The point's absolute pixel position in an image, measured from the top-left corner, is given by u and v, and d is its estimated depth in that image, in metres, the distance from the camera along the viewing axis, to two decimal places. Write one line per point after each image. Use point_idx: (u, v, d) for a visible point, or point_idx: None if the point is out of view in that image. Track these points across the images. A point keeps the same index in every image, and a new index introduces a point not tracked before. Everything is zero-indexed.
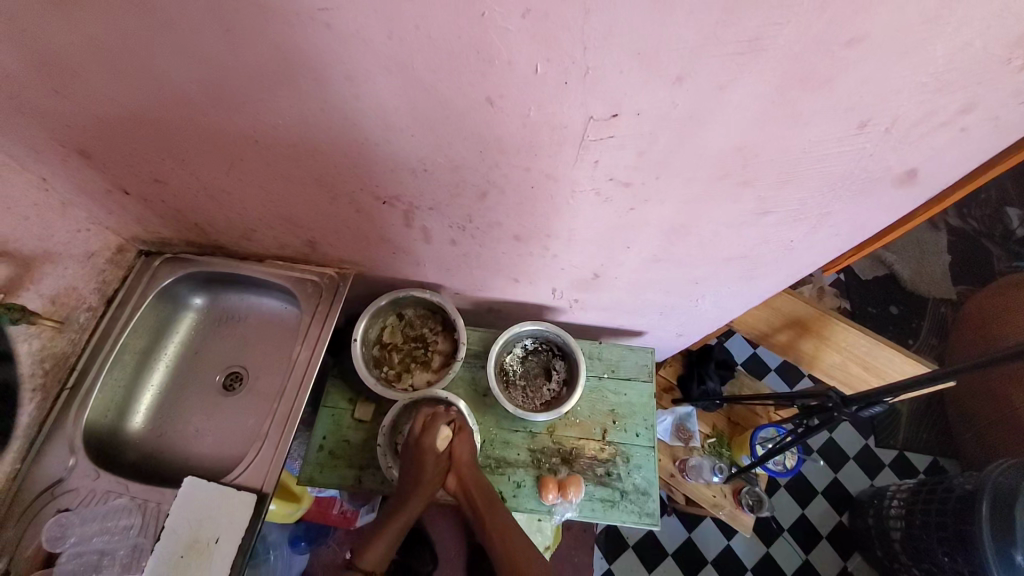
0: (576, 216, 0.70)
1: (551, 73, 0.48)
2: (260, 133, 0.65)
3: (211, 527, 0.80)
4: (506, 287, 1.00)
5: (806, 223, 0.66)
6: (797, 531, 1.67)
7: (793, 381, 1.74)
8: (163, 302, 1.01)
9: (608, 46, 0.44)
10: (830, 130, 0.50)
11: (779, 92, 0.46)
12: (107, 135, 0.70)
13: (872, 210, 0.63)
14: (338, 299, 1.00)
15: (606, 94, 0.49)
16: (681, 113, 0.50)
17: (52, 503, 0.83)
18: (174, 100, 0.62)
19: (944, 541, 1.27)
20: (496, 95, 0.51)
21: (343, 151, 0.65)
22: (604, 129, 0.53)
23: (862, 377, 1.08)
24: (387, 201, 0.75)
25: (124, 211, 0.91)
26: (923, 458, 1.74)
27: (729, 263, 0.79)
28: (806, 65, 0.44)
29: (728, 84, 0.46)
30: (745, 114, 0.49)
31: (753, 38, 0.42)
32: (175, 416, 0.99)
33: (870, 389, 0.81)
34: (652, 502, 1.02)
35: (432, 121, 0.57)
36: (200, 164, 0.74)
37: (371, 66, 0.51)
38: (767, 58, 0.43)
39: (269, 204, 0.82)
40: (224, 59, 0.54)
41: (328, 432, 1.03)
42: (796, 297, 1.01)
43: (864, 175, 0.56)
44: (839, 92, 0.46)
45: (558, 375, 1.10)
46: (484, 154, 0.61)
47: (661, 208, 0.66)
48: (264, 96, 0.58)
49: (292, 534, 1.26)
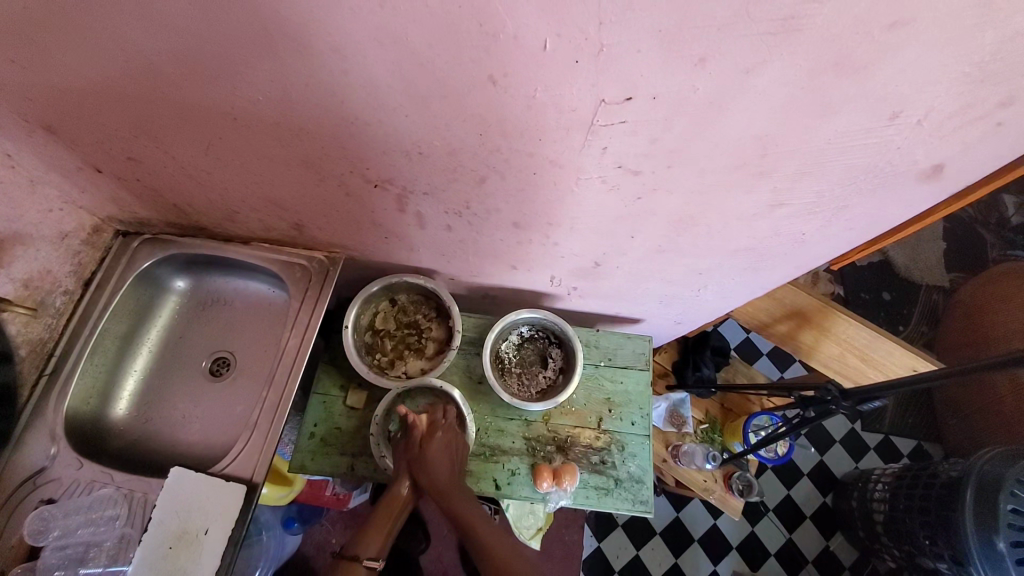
0: (579, 204, 0.67)
1: (561, 50, 0.43)
2: (239, 108, 0.60)
3: (200, 518, 0.78)
4: (502, 274, 0.97)
5: (821, 217, 0.63)
6: (781, 511, 1.71)
7: (783, 366, 1.76)
8: (144, 285, 0.97)
9: (628, 21, 0.39)
10: (859, 120, 0.47)
11: (810, 77, 0.43)
12: (74, 110, 0.65)
13: (891, 205, 0.60)
14: (328, 284, 0.96)
15: (622, 73, 0.45)
16: (702, 98, 0.46)
17: (34, 494, 0.80)
18: (143, 70, 0.56)
19: (926, 524, 1.29)
20: (500, 73, 0.47)
21: (330, 130, 0.60)
22: (616, 113, 0.49)
23: (861, 371, 1.06)
24: (379, 184, 0.70)
25: (98, 190, 0.85)
26: (908, 442, 1.78)
27: (735, 255, 0.76)
28: (842, 50, 0.40)
29: (756, 68, 0.42)
30: (769, 101, 0.45)
31: (788, 17, 0.38)
32: (160, 402, 0.96)
33: (870, 385, 0.80)
34: (645, 490, 1.02)
35: (428, 100, 0.52)
36: (177, 142, 0.69)
37: (362, 38, 0.46)
38: (801, 41, 0.39)
39: (253, 185, 0.77)
40: (198, 27, 0.49)
41: (319, 419, 1.00)
42: (797, 287, 0.99)
43: (888, 169, 0.53)
44: (873, 79, 0.42)
45: (554, 362, 1.08)
46: (485, 138, 0.56)
47: (670, 198, 0.62)
48: (243, 69, 0.53)
49: (284, 516, 1.26)
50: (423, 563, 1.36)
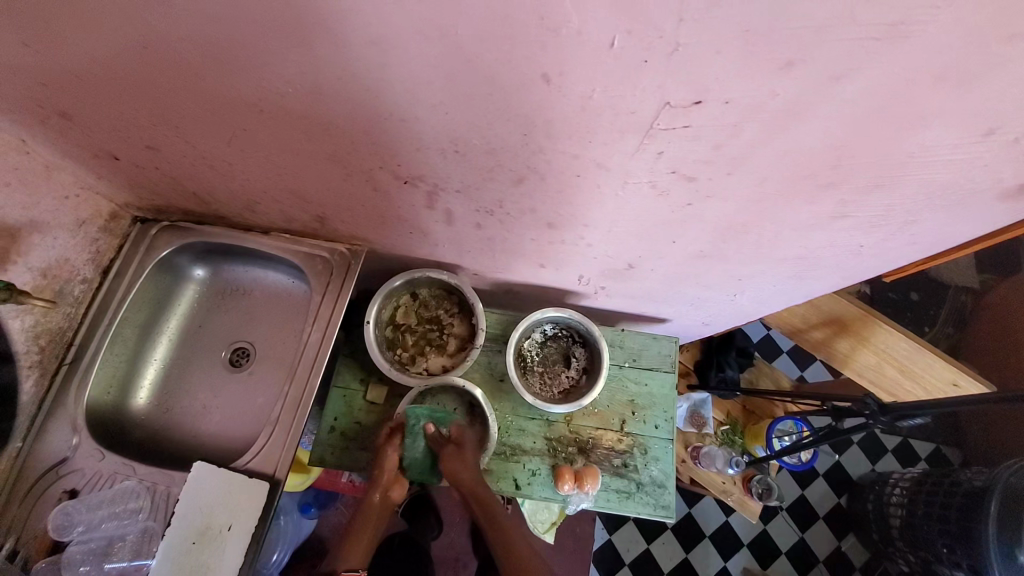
0: (622, 208, 0.63)
1: (628, 50, 0.39)
2: (267, 100, 0.56)
3: (223, 514, 0.78)
4: (529, 271, 0.94)
5: (884, 229, 0.59)
6: (794, 510, 1.70)
7: (804, 366, 1.72)
8: (163, 273, 0.95)
9: (709, 20, 0.35)
10: (949, 135, 0.43)
11: (907, 88, 0.38)
12: (91, 97, 0.61)
13: (965, 222, 0.56)
14: (350, 278, 0.94)
15: (693, 75, 0.40)
16: (780, 105, 0.41)
17: (57, 484, 0.80)
18: (164, 58, 0.52)
19: (945, 533, 1.26)
20: (555, 71, 0.43)
21: (361, 125, 0.57)
22: (680, 117, 0.45)
23: (900, 386, 1.00)
24: (409, 181, 0.67)
25: (116, 177, 0.83)
26: (926, 446, 1.75)
27: (782, 264, 0.72)
28: (952, 59, 0.35)
29: (847, 75, 0.38)
30: (855, 110, 0.41)
31: (895, 22, 0.33)
32: (181, 392, 0.95)
33: (915, 401, 0.77)
34: (668, 495, 1.00)
35: (471, 98, 0.48)
36: (199, 133, 0.66)
37: (405, 31, 0.42)
38: (906, 48, 0.35)
39: (276, 177, 0.74)
40: (224, 13, 0.45)
41: (339, 413, 0.99)
42: (839, 295, 0.96)
43: (969, 187, 0.49)
44: (976, 92, 0.38)
45: (578, 362, 1.05)
46: (528, 138, 0.53)
47: (722, 205, 0.58)
48: (272, 59, 0.49)
49: (302, 501, 1.27)
50: (437, 550, 1.37)
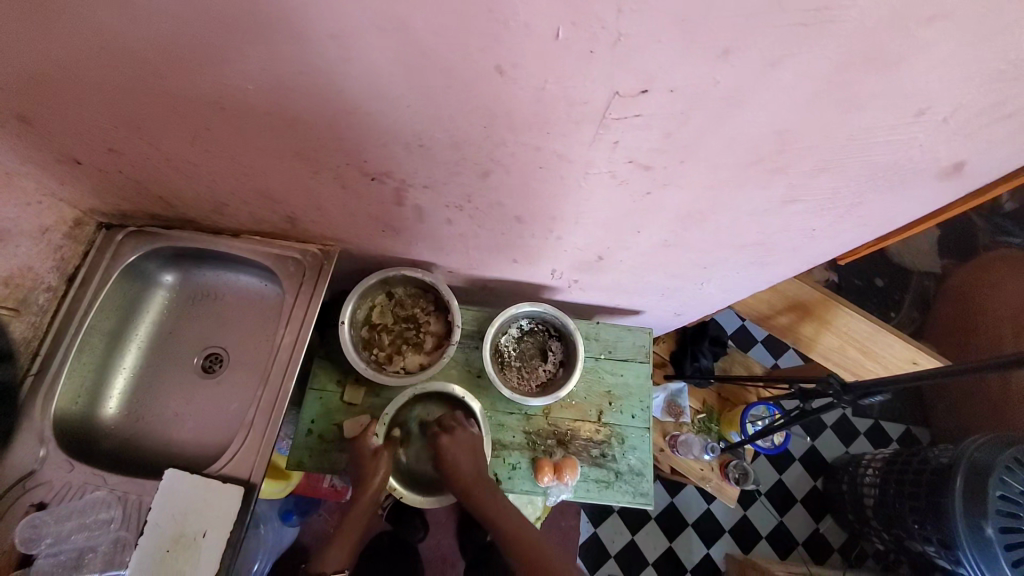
0: (588, 200, 0.65)
1: (575, 41, 0.41)
2: (229, 98, 0.56)
3: (197, 521, 0.76)
4: (503, 267, 0.95)
5: (834, 213, 0.62)
6: (773, 494, 1.75)
7: (777, 354, 1.77)
8: (131, 279, 0.94)
9: (648, 11, 0.37)
10: (884, 117, 0.45)
11: (837, 72, 0.41)
12: (48, 99, 0.61)
13: (906, 202, 0.59)
14: (323, 279, 0.93)
15: (640, 63, 0.42)
16: (722, 92, 0.44)
17: (23, 499, 0.78)
18: (122, 56, 0.52)
19: (915, 508, 1.31)
20: (508, 63, 0.44)
21: (327, 122, 0.57)
22: (630, 107, 0.47)
23: (861, 363, 1.05)
24: (377, 177, 0.67)
25: (79, 182, 0.81)
26: (897, 427, 1.82)
27: (741, 251, 0.75)
28: (876, 42, 0.38)
29: (782, 61, 0.40)
30: (793, 95, 0.43)
31: (820, 8, 0.36)
32: (151, 400, 0.93)
33: (874, 379, 0.80)
34: (646, 482, 1.02)
35: (430, 91, 0.49)
36: (162, 134, 0.66)
37: (362, 25, 0.43)
38: (835, 33, 0.37)
39: (242, 177, 0.73)
40: (180, 10, 0.45)
41: (316, 416, 0.99)
42: (801, 279, 0.99)
43: (908, 167, 0.52)
44: (900, 76, 0.41)
45: (554, 356, 1.07)
46: (490, 131, 0.54)
47: (680, 194, 0.60)
48: (230, 55, 0.50)
49: (282, 508, 1.25)
50: (423, 550, 1.38)
